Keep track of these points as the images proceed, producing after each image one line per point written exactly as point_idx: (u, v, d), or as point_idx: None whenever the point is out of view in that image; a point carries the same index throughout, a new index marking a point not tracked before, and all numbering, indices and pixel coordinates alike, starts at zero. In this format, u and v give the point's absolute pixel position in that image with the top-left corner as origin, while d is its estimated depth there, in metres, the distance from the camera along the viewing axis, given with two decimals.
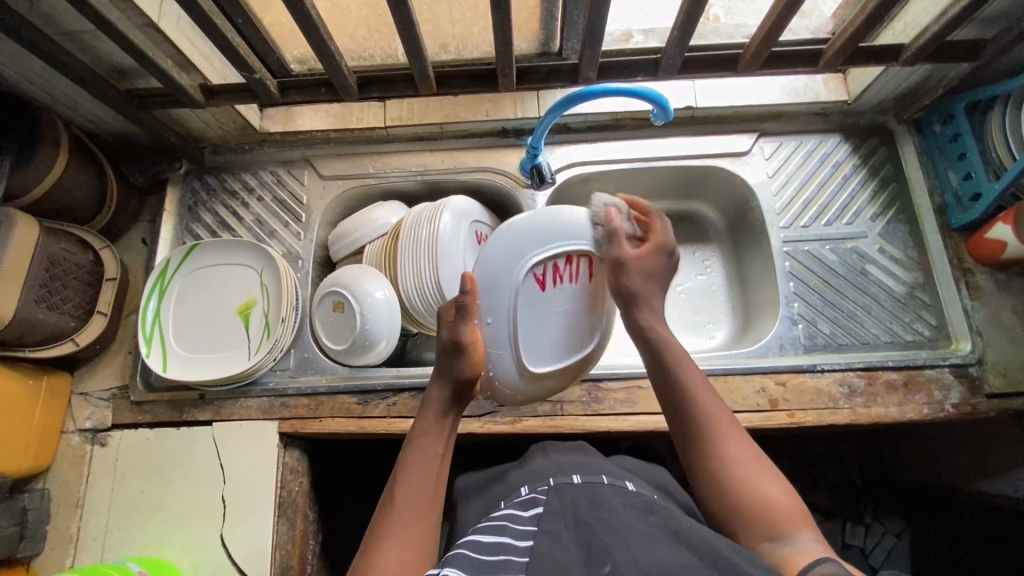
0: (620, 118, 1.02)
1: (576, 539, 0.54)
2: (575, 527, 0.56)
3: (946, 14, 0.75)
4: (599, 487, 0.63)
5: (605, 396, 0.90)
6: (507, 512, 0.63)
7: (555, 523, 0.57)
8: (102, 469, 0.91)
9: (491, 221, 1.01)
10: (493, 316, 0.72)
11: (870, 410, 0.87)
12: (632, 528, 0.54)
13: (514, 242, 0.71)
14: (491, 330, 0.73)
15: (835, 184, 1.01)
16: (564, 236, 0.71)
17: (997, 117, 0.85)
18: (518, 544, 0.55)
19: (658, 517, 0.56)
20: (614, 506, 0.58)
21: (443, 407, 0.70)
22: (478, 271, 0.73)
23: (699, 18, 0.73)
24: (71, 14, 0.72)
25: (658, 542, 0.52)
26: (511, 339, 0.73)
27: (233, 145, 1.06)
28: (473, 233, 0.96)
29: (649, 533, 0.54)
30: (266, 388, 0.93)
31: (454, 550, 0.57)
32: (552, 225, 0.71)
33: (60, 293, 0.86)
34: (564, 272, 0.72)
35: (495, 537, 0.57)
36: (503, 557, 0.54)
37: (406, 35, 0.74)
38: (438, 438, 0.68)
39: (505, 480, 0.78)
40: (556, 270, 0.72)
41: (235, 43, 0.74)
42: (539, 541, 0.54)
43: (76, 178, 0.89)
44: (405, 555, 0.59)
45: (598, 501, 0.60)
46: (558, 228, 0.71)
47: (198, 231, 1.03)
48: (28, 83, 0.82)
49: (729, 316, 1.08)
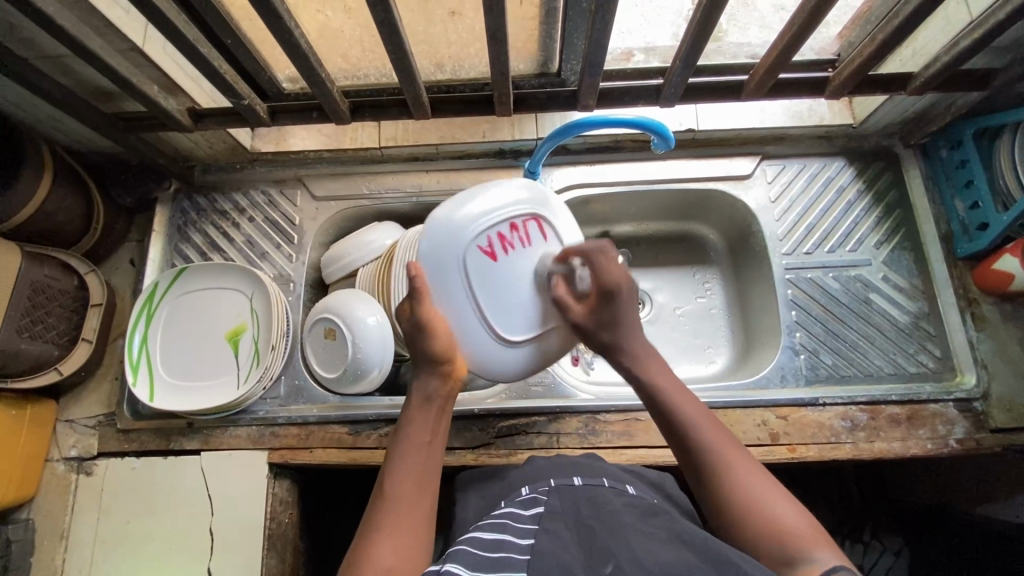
0: (619, 140, 0.99)
1: (576, 540, 0.51)
2: (576, 527, 0.53)
3: (958, 44, 0.72)
4: (600, 490, 0.60)
5: (602, 428, 0.88)
6: (508, 510, 0.60)
7: (557, 522, 0.54)
8: (88, 498, 0.89)
9: (517, 212, 0.70)
10: (454, 302, 0.68)
11: (872, 445, 0.85)
12: (632, 528, 0.52)
13: (447, 228, 0.68)
14: (452, 314, 0.68)
15: (839, 209, 0.99)
16: (503, 205, 0.70)
17: (1006, 146, 0.83)
18: (518, 541, 0.52)
19: (660, 520, 0.54)
20: (615, 509, 0.56)
21: (432, 397, 0.66)
22: (426, 255, 0.69)
23: (704, 47, 0.71)
24: (50, 40, 0.70)
25: (658, 543, 0.49)
26: (466, 313, 0.68)
27: (224, 164, 1.03)
28: (489, 238, 0.69)
29: (650, 534, 0.51)
30: (256, 416, 0.91)
31: (456, 546, 0.53)
32: (497, 195, 0.70)
33: (43, 321, 0.84)
34: (511, 238, 0.69)
35: (495, 534, 0.54)
36: (503, 551, 0.51)
37: (399, 63, 0.72)
38: (425, 427, 0.64)
39: (506, 481, 0.74)
40: (502, 238, 0.69)
41: (222, 69, 0.71)
42: (540, 538, 0.52)
43: (61, 201, 0.87)
44: (397, 548, 0.54)
45: (599, 504, 0.57)
46: (497, 196, 0.70)
47: (188, 252, 1.00)
48: (10, 105, 0.79)
49: (729, 341, 1.06)
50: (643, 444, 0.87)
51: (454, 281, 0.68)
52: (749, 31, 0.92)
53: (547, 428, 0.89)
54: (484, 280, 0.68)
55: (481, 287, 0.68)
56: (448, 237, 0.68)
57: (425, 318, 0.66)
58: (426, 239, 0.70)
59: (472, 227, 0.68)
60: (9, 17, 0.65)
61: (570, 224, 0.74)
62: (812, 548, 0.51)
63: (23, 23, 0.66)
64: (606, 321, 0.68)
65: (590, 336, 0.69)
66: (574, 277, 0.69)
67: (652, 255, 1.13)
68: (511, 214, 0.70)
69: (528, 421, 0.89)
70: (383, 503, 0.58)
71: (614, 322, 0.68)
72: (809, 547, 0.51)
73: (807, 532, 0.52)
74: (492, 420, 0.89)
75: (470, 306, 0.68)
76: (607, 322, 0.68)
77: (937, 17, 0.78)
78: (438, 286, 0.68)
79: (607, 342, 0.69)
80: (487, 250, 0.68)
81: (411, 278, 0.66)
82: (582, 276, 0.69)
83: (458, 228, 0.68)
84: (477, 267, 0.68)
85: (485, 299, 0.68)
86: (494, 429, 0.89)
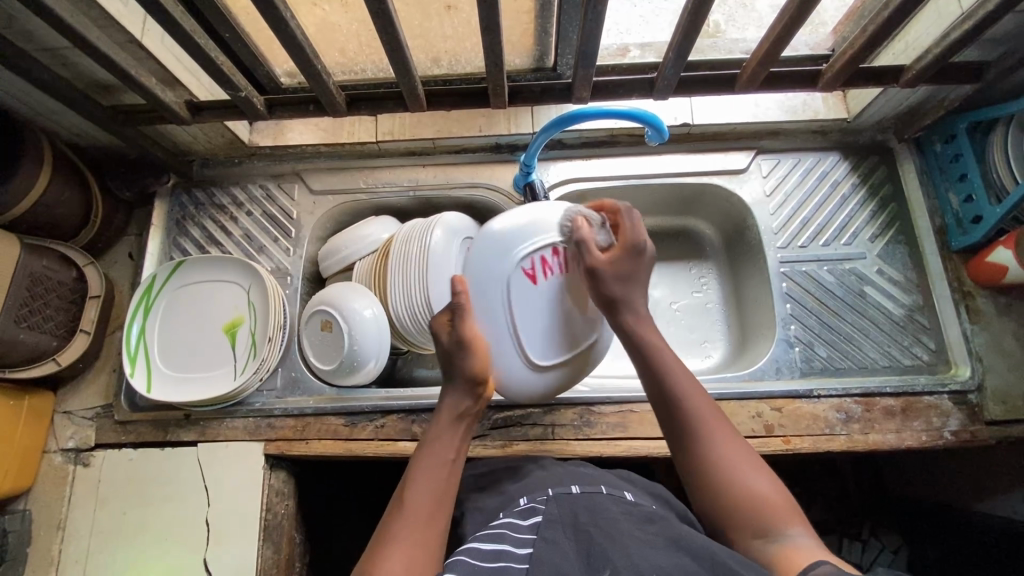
0: (615, 135, 1.00)
1: (576, 548, 0.52)
2: (574, 535, 0.53)
3: (949, 36, 0.73)
4: (599, 497, 0.59)
5: (597, 420, 0.88)
6: (506, 520, 0.59)
7: (555, 530, 0.54)
8: (85, 490, 0.89)
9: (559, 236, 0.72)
10: (492, 317, 0.70)
11: (867, 437, 0.86)
12: (631, 534, 0.52)
13: (501, 241, 0.71)
14: (488, 327, 0.71)
15: (833, 203, 0.99)
16: (551, 230, 0.71)
17: (999, 139, 0.84)
18: (517, 551, 0.52)
19: (659, 525, 0.54)
20: (612, 514, 0.56)
21: (461, 412, 0.66)
22: (471, 270, 0.72)
23: (695, 39, 0.72)
24: (50, 32, 0.70)
25: (656, 548, 0.50)
26: (504, 331, 0.70)
27: (222, 158, 1.04)
28: (532, 260, 0.71)
29: (649, 540, 0.52)
30: (253, 408, 0.92)
31: (454, 557, 0.53)
32: (541, 214, 0.72)
33: (41, 312, 0.84)
34: (553, 263, 0.71)
35: (492, 544, 0.54)
36: (501, 563, 0.51)
37: (394, 55, 0.73)
38: (450, 441, 0.64)
39: (500, 481, 0.73)
40: (544, 263, 0.71)
41: (219, 61, 0.72)
42: (539, 549, 0.52)
43: (60, 194, 0.88)
44: (409, 562, 0.53)
45: (598, 510, 0.56)
46: (547, 219, 0.72)
47: (186, 246, 1.01)
48: (11, 98, 0.80)
49: (725, 336, 1.06)
50: (637, 436, 0.87)
51: (495, 297, 0.70)
52: (747, 32, 0.95)
53: (543, 419, 0.89)
54: (523, 300, 0.71)
55: (520, 307, 0.70)
56: (495, 255, 0.71)
57: (467, 338, 0.67)
58: (473, 253, 0.72)
59: (520, 245, 0.70)
60: (10, 9, 0.66)
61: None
62: (788, 522, 0.54)
63: (22, 15, 0.67)
64: (625, 277, 0.67)
65: (597, 286, 0.68)
66: (597, 226, 0.72)
67: None
68: (554, 239, 0.71)
69: (523, 413, 0.89)
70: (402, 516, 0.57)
71: (631, 278, 0.68)
72: (786, 521, 0.54)
73: (782, 507, 0.55)
74: (487, 412, 0.89)
75: (506, 324, 0.71)
76: (620, 279, 0.67)
77: (929, 10, 0.79)
78: (483, 300, 0.71)
79: (614, 296, 0.67)
80: (529, 270, 0.70)
81: (457, 292, 0.67)
82: (605, 233, 0.72)
83: (507, 245, 0.71)
84: (519, 288, 0.70)
85: (521, 319, 0.71)
86: (489, 421, 0.89)
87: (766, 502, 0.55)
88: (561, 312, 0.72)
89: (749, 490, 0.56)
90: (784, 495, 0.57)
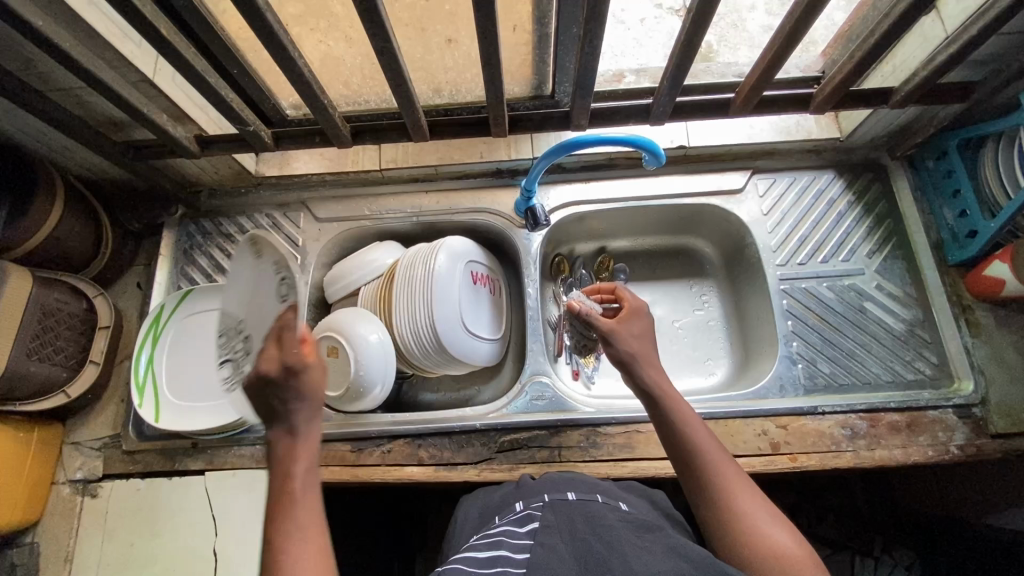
0: (613, 158, 1.02)
1: (572, 552, 0.50)
2: (572, 540, 0.52)
3: (934, 59, 0.75)
4: (594, 505, 0.58)
5: (603, 441, 0.89)
6: (504, 529, 0.59)
7: (552, 535, 0.53)
8: (93, 522, 0.89)
9: (487, 260, 1.03)
10: (451, 322, 0.92)
11: (873, 453, 0.86)
12: (629, 542, 0.51)
13: (448, 267, 0.93)
14: (450, 332, 0.92)
15: (830, 220, 1.01)
16: (476, 255, 0.99)
17: (990, 156, 0.86)
18: (513, 556, 0.51)
19: (654, 533, 0.54)
20: (609, 523, 0.54)
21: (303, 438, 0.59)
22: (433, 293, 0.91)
23: (689, 68, 0.74)
24: (65, 73, 0.73)
25: (653, 554, 0.50)
26: (463, 331, 0.93)
27: (229, 189, 1.06)
28: (468, 273, 0.97)
29: (647, 546, 0.51)
30: (260, 436, 0.92)
31: (446, 566, 0.53)
32: (470, 248, 0.98)
33: (52, 343, 0.85)
34: (481, 277, 1.00)
35: (488, 553, 0.53)
36: (497, 568, 0.50)
37: (397, 89, 0.75)
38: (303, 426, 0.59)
39: (505, 493, 0.74)
40: (476, 277, 0.99)
41: (229, 98, 0.75)
42: (536, 554, 0.50)
43: (71, 227, 0.89)
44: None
45: (594, 517, 0.55)
46: (474, 249, 0.99)
47: (194, 275, 1.02)
48: (26, 137, 0.83)
49: (728, 353, 1.07)
50: (645, 456, 0.87)
51: (459, 309, 0.93)
52: (739, 51, 0.98)
53: (549, 441, 0.89)
54: (471, 306, 0.96)
55: (469, 310, 0.96)
56: (449, 280, 0.93)
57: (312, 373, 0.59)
58: (430, 279, 0.92)
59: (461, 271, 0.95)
60: (28, 54, 0.69)
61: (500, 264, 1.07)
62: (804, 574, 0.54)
63: (39, 58, 0.70)
64: (637, 333, 0.77)
65: (616, 342, 0.75)
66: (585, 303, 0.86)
67: (649, 269, 1.15)
68: (479, 263, 1.00)
69: (529, 435, 0.90)
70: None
71: (641, 336, 0.77)
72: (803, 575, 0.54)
73: (798, 556, 0.56)
74: (492, 435, 0.90)
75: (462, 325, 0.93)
76: (632, 337, 0.76)
77: (914, 34, 0.81)
78: (444, 314, 0.91)
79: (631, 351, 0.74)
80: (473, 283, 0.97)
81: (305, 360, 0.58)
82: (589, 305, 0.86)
83: (454, 272, 0.94)
84: (467, 297, 0.95)
85: (470, 319, 0.95)
86: (495, 444, 0.89)
87: (782, 555, 0.56)
88: (485, 309, 0.99)
89: (765, 540, 0.57)
90: (805, 548, 0.57)
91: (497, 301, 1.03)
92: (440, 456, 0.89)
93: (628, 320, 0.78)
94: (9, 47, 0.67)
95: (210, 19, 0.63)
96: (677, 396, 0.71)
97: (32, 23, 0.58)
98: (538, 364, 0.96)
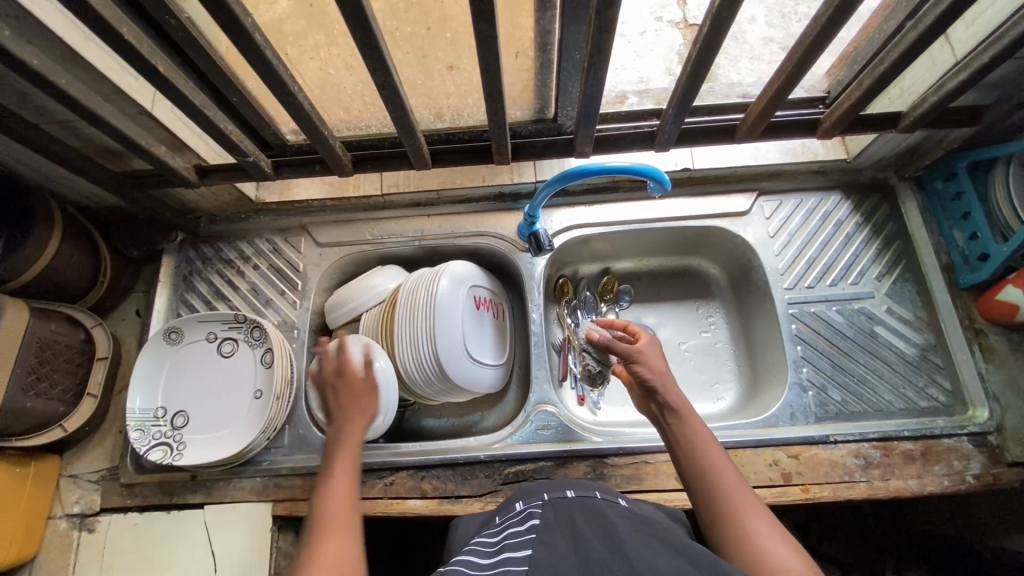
0: (617, 181, 1.01)
1: (574, 549, 0.48)
2: (573, 539, 0.49)
3: (945, 85, 0.73)
4: (594, 502, 0.55)
5: (610, 473, 0.87)
6: (503, 531, 0.56)
7: (553, 534, 0.50)
8: (89, 558, 0.88)
9: (490, 285, 1.01)
10: (452, 347, 0.90)
11: (887, 483, 0.84)
12: (631, 541, 0.49)
13: (450, 292, 0.92)
14: (450, 356, 0.90)
15: (838, 242, 0.99)
16: (477, 279, 0.98)
17: (1000, 179, 0.84)
18: (515, 554, 0.48)
19: (654, 530, 0.52)
20: (610, 521, 0.51)
21: (340, 433, 0.72)
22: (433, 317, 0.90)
23: (696, 95, 0.73)
24: (61, 107, 0.72)
25: (656, 552, 0.47)
26: (464, 354, 0.91)
27: (229, 214, 1.05)
28: (472, 298, 0.96)
29: (647, 544, 0.48)
30: (261, 468, 0.90)
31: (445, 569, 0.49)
32: (472, 272, 0.97)
33: (49, 377, 0.84)
34: (483, 301, 0.98)
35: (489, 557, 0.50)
36: (500, 568, 0.47)
37: (400, 121, 0.74)
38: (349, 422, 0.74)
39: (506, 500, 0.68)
40: (478, 301, 0.97)
41: (228, 131, 0.73)
42: (537, 551, 0.48)
43: (68, 257, 0.88)
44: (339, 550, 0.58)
45: (595, 516, 0.52)
46: (476, 273, 0.97)
47: (193, 302, 1.01)
48: (22, 168, 0.82)
49: (735, 377, 1.05)
50: (653, 488, 0.85)
51: (461, 333, 0.91)
52: (739, 63, 0.98)
53: (554, 473, 0.87)
54: (474, 329, 0.95)
55: (471, 334, 0.94)
56: (451, 304, 0.91)
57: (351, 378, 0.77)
58: (430, 303, 0.90)
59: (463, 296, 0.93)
60: (24, 89, 0.68)
61: (501, 287, 1.05)
62: None
63: (35, 93, 0.69)
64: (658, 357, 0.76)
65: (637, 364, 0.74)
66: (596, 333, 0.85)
67: (654, 291, 1.13)
68: (480, 287, 0.98)
69: (534, 467, 0.88)
70: (319, 538, 0.60)
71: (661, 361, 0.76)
72: None
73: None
74: (498, 467, 0.88)
75: (463, 349, 0.91)
76: (653, 361, 0.75)
77: (922, 59, 0.80)
78: (444, 339, 0.90)
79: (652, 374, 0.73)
80: (475, 308, 0.96)
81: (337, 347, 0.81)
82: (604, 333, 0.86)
83: (456, 297, 0.92)
84: (469, 321, 0.94)
85: (472, 342, 0.93)
86: (500, 476, 0.88)
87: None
88: (485, 333, 0.97)
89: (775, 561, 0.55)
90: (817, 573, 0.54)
91: (498, 324, 1.01)
92: (444, 488, 0.87)
93: (646, 346, 0.78)
94: (5, 83, 0.66)
95: (211, 55, 0.62)
96: (699, 424, 0.70)
97: (28, 64, 0.57)
98: (544, 392, 0.94)
